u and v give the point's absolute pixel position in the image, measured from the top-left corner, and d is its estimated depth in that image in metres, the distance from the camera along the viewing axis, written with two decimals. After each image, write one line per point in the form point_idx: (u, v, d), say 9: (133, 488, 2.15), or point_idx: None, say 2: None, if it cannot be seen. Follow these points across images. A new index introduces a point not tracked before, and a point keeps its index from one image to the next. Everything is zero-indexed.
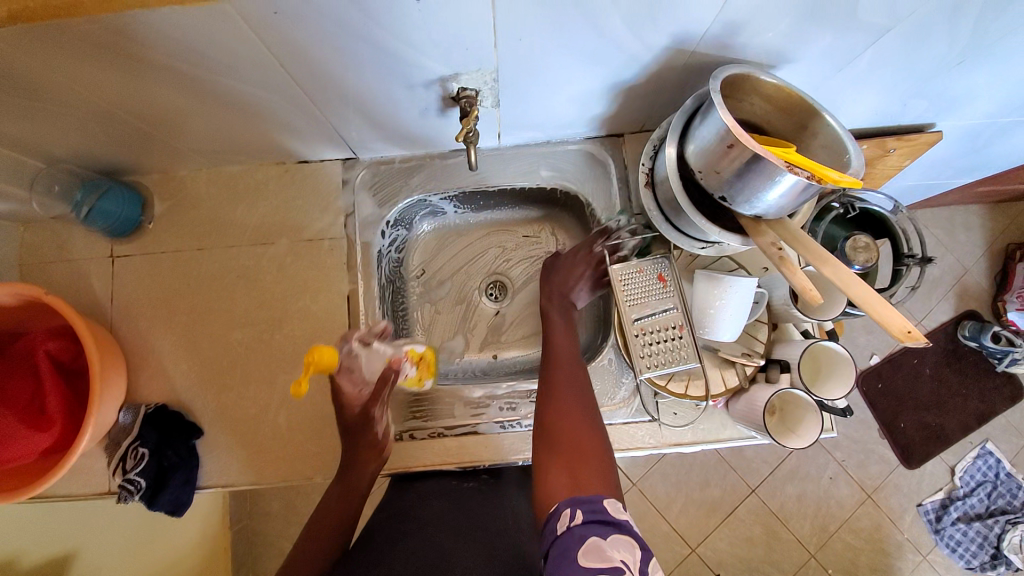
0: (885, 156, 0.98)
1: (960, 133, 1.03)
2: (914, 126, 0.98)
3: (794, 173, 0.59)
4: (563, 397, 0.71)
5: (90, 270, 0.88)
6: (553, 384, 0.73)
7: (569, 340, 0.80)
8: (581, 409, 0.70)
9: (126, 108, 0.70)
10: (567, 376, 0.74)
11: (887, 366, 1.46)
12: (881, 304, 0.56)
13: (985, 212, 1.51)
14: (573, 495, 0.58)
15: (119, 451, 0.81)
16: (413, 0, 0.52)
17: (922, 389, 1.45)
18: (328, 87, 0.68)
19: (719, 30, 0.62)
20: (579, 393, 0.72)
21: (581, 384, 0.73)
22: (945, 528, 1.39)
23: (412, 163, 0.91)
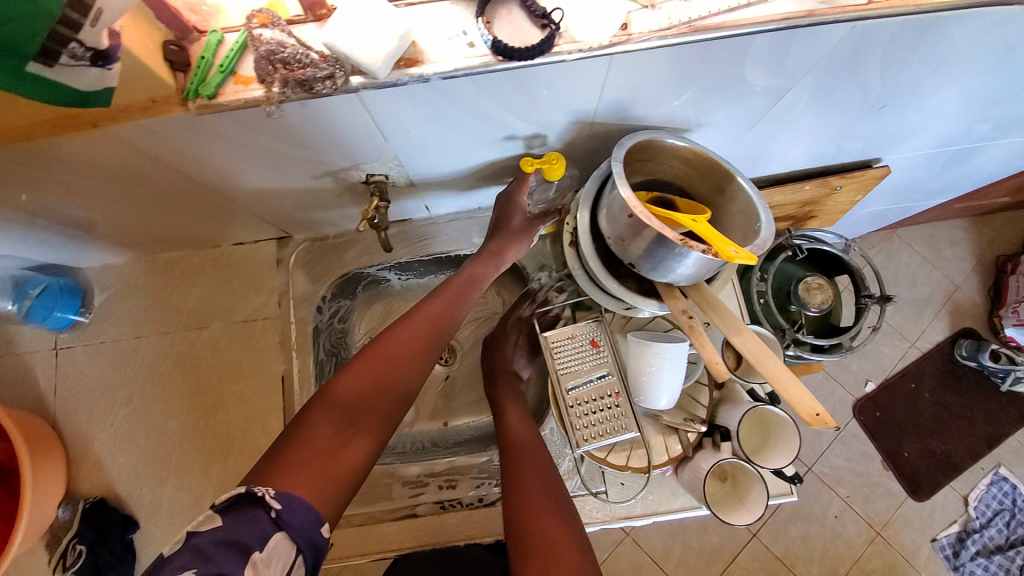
0: (831, 194, 0.93)
1: (912, 165, 0.97)
2: (859, 162, 0.92)
3: (691, 248, 0.56)
4: (529, 481, 0.67)
5: (33, 364, 0.89)
6: (515, 465, 0.70)
7: (521, 420, 0.77)
8: (547, 491, 0.67)
9: (45, 216, 0.72)
10: (527, 458, 0.71)
11: (885, 394, 1.36)
12: (791, 379, 0.59)
13: (970, 225, 1.43)
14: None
15: (60, 547, 0.81)
16: (270, 114, 0.51)
17: (922, 414, 1.36)
18: (236, 180, 0.69)
19: (608, 108, 0.62)
20: (543, 474, 0.69)
21: (545, 468, 0.70)
22: (964, 565, 1.26)
23: (345, 238, 0.92)
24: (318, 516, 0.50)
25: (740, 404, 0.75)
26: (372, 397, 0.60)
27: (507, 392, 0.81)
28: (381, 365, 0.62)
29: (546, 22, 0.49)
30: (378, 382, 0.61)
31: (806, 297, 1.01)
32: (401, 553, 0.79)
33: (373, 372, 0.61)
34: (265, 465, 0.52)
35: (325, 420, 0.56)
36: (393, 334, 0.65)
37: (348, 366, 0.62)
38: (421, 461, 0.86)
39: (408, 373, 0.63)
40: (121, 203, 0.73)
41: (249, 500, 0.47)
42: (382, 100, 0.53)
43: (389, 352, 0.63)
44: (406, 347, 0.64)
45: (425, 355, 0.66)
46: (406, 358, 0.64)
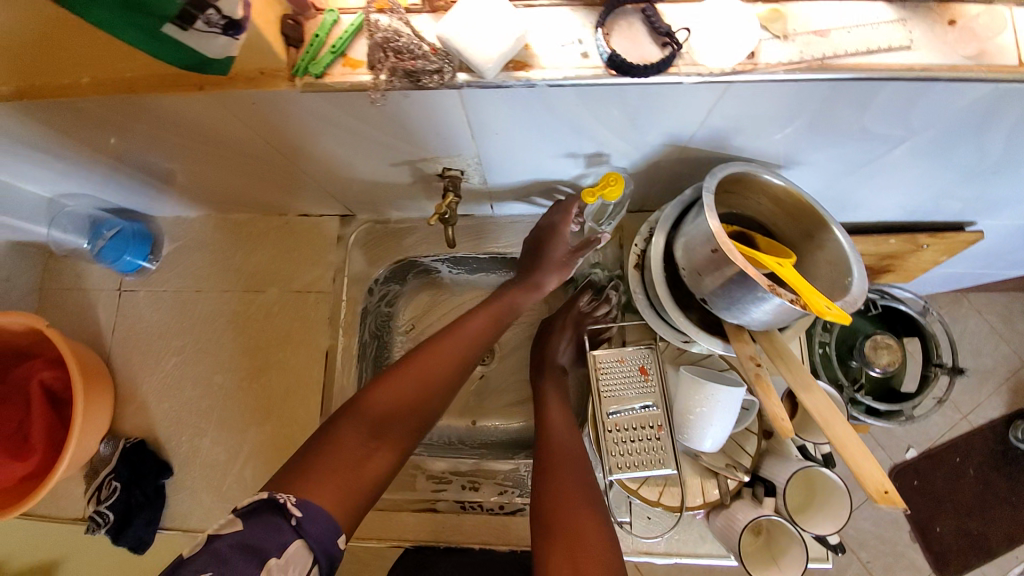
0: (918, 252, 0.87)
1: (1010, 234, 0.90)
2: (952, 224, 0.86)
3: (778, 295, 0.52)
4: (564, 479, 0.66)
5: (98, 301, 0.93)
6: (547, 464, 0.68)
7: (564, 418, 0.75)
8: (580, 489, 0.65)
9: (138, 164, 0.76)
10: (561, 457, 0.69)
11: (927, 461, 1.22)
12: (861, 450, 0.54)
13: None
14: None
15: (97, 480, 0.83)
16: (377, 103, 0.52)
17: (964, 491, 1.21)
18: (317, 156, 0.70)
19: (709, 134, 0.59)
20: (579, 474, 0.67)
21: (584, 467, 0.68)
22: None
23: (406, 224, 0.92)
24: (335, 527, 0.53)
25: (790, 460, 0.71)
26: (398, 412, 0.63)
27: (552, 390, 0.79)
28: (408, 383, 0.64)
29: (667, 40, 0.46)
30: (404, 398, 0.63)
31: (871, 355, 0.95)
32: (416, 545, 0.79)
33: (403, 388, 0.64)
34: (292, 468, 0.56)
35: (350, 430, 0.60)
36: (424, 353, 0.67)
37: (379, 378, 0.65)
38: (449, 457, 0.84)
39: (435, 393, 0.66)
40: (205, 162, 0.75)
41: (271, 506, 0.51)
42: (484, 101, 0.52)
43: (418, 370, 0.65)
44: (433, 368, 0.66)
45: (452, 377, 0.68)
46: (434, 378, 0.66)
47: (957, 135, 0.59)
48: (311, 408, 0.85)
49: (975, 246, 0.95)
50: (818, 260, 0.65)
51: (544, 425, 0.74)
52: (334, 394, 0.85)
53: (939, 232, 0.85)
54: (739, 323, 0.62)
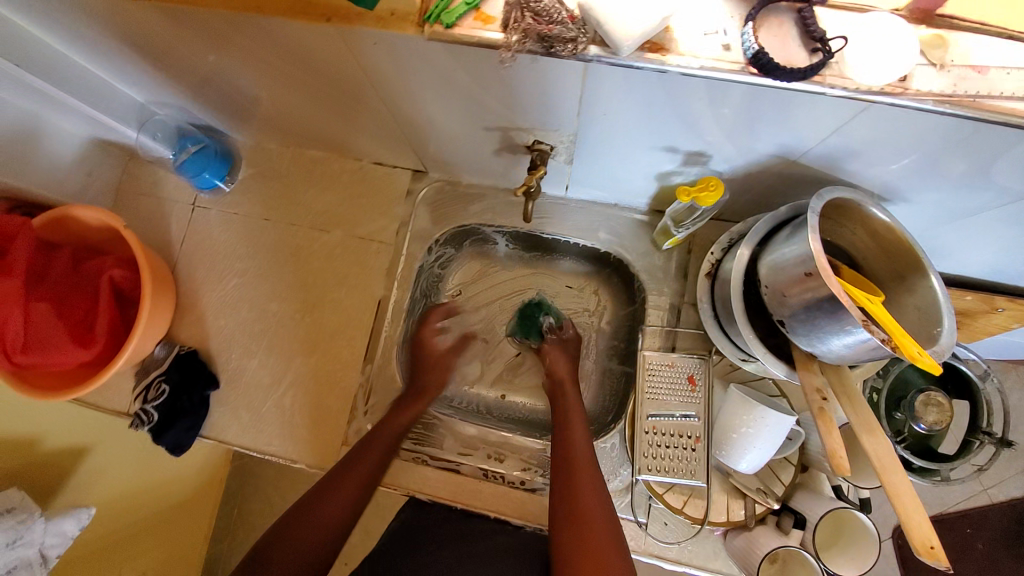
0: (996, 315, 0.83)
1: None
2: None
3: (869, 330, 0.51)
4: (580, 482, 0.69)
5: (171, 211, 0.97)
6: (565, 476, 0.70)
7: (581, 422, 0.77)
8: (597, 501, 0.67)
9: (238, 87, 0.77)
10: (579, 469, 0.70)
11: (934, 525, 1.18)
12: (916, 504, 0.53)
13: None
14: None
15: (146, 380, 0.87)
16: (503, 64, 0.51)
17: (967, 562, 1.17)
18: (411, 108, 0.70)
19: (827, 151, 0.57)
20: (595, 486, 0.69)
21: (597, 473, 0.71)
22: None
23: (476, 190, 0.92)
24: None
25: (826, 498, 0.70)
26: (324, 526, 0.66)
27: (573, 407, 0.79)
28: (335, 497, 0.69)
29: (818, 47, 0.45)
30: (325, 520, 0.67)
31: (918, 410, 0.92)
32: (433, 501, 0.81)
33: (324, 512, 0.67)
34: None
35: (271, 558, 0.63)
36: (359, 460, 0.73)
37: (303, 505, 0.68)
38: (480, 425, 0.87)
39: (348, 504, 0.69)
40: (301, 95, 0.76)
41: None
42: (606, 80, 0.51)
43: (344, 480, 0.70)
44: (364, 472, 0.72)
45: (382, 463, 0.74)
46: (360, 482, 0.71)
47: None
48: (356, 352, 0.87)
49: None
50: (904, 303, 0.63)
51: (564, 434, 0.75)
52: (380, 342, 0.87)
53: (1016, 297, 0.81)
54: (809, 352, 0.61)
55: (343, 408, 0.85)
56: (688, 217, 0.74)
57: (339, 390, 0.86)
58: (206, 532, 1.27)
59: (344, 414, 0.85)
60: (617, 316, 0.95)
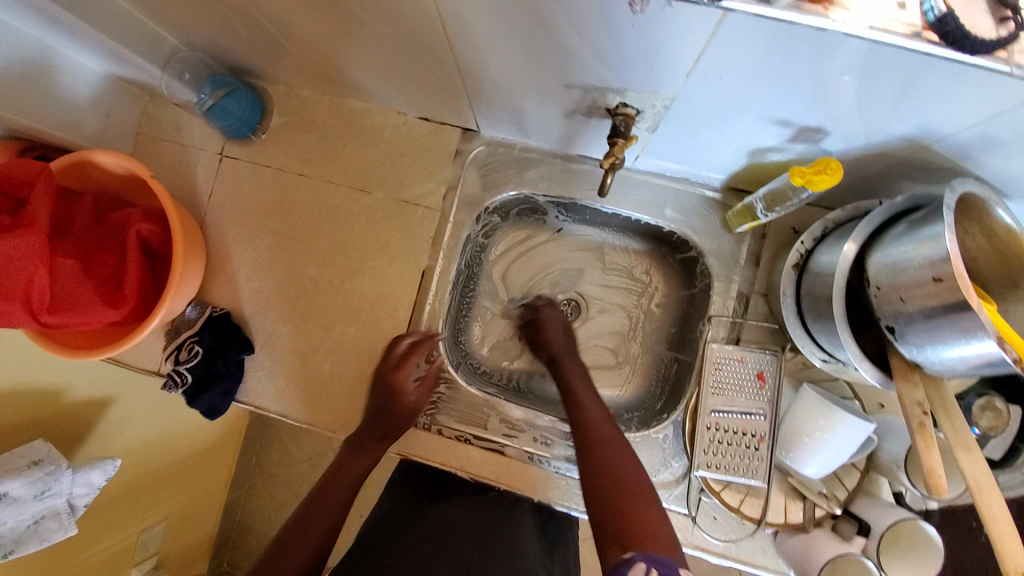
0: None
1: None
2: None
3: (1002, 348, 0.45)
4: (598, 445, 0.69)
5: (198, 159, 0.89)
6: (592, 449, 0.69)
7: (597, 405, 0.74)
8: (627, 469, 0.67)
9: (278, 23, 0.67)
10: (604, 441, 0.69)
11: None
12: (1009, 526, 0.51)
13: None
14: (649, 554, 0.56)
15: (177, 341, 0.82)
16: (630, 12, 0.43)
17: None
18: (480, 58, 0.62)
19: (972, 139, 0.49)
20: (614, 446, 0.69)
21: (613, 438, 0.70)
22: None
23: (532, 155, 0.84)
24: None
25: (889, 506, 0.66)
26: (314, 542, 0.69)
27: (576, 376, 0.78)
28: (317, 519, 0.70)
29: (1008, 15, 0.36)
30: (316, 531, 0.70)
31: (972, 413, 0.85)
32: (476, 478, 0.80)
33: (317, 519, 0.71)
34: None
35: (271, 560, 0.67)
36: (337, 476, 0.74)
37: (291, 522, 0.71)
38: (526, 407, 0.83)
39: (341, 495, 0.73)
40: (348, 37, 0.66)
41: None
42: (740, 38, 0.43)
43: (319, 502, 0.72)
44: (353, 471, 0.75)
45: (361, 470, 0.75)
46: (334, 503, 0.72)
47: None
48: (397, 324, 0.82)
49: None
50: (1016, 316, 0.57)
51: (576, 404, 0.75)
52: (423, 314, 0.82)
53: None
54: (912, 361, 0.56)
55: None
56: (779, 202, 0.66)
57: (379, 361, 0.82)
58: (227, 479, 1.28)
59: None
60: (671, 298, 0.90)
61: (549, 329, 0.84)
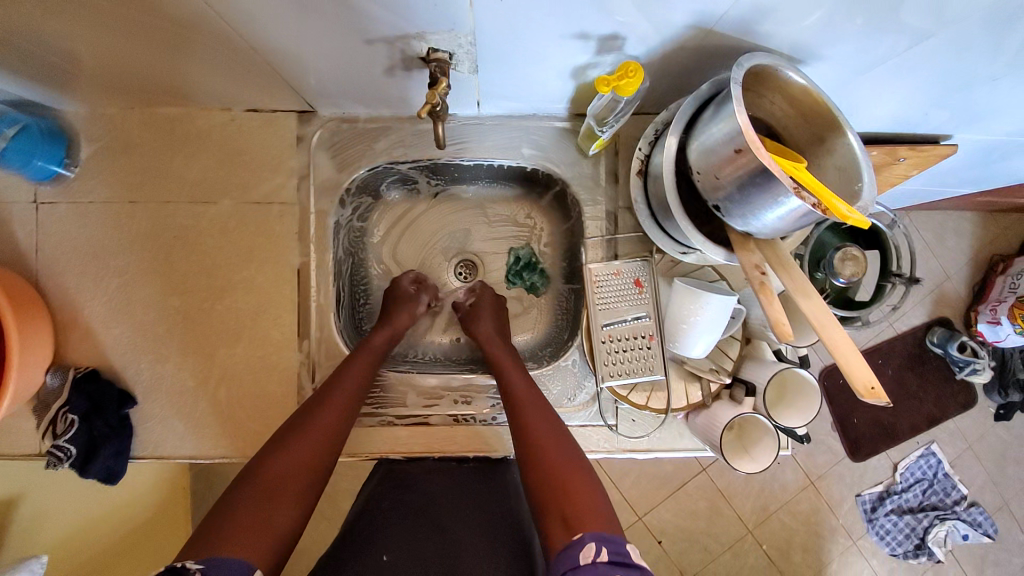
0: (894, 165, 0.81)
1: (971, 153, 0.87)
2: (928, 135, 0.81)
3: (799, 197, 0.50)
4: (543, 429, 0.69)
5: (9, 215, 0.78)
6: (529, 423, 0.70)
7: (521, 378, 0.75)
8: (564, 447, 0.67)
9: (28, 39, 0.59)
10: (537, 418, 0.70)
11: None
12: (850, 349, 0.56)
13: (979, 220, 1.37)
14: (597, 531, 0.57)
15: (48, 415, 0.75)
16: None
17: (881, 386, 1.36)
18: (269, 30, 0.58)
19: (741, 12, 0.53)
20: (556, 428, 0.69)
21: (557, 424, 0.70)
22: (877, 518, 1.36)
23: (378, 124, 0.81)
24: (248, 565, 0.54)
25: (768, 363, 0.73)
26: (298, 480, 0.63)
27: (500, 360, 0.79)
28: (307, 449, 0.65)
29: None
30: (306, 459, 0.64)
31: (835, 266, 0.94)
32: (409, 455, 0.80)
33: (308, 447, 0.65)
34: (207, 534, 0.56)
35: (248, 494, 0.59)
36: (332, 405, 0.69)
37: (276, 449, 0.64)
38: (441, 373, 0.85)
39: (332, 434, 0.68)
40: (113, 36, 0.59)
41: (172, 573, 0.50)
42: None
43: (314, 429, 0.67)
44: (348, 405, 0.71)
45: (356, 407, 0.72)
46: (326, 437, 0.67)
47: (986, 32, 0.54)
48: (286, 329, 0.79)
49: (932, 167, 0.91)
50: (826, 167, 0.63)
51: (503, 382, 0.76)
52: (311, 313, 0.80)
53: (917, 144, 0.80)
54: (746, 232, 0.61)
55: (289, 392, 0.78)
56: (611, 114, 0.68)
57: (279, 372, 0.78)
58: None
59: (292, 396, 0.78)
60: (557, 233, 0.92)
61: (480, 319, 0.85)
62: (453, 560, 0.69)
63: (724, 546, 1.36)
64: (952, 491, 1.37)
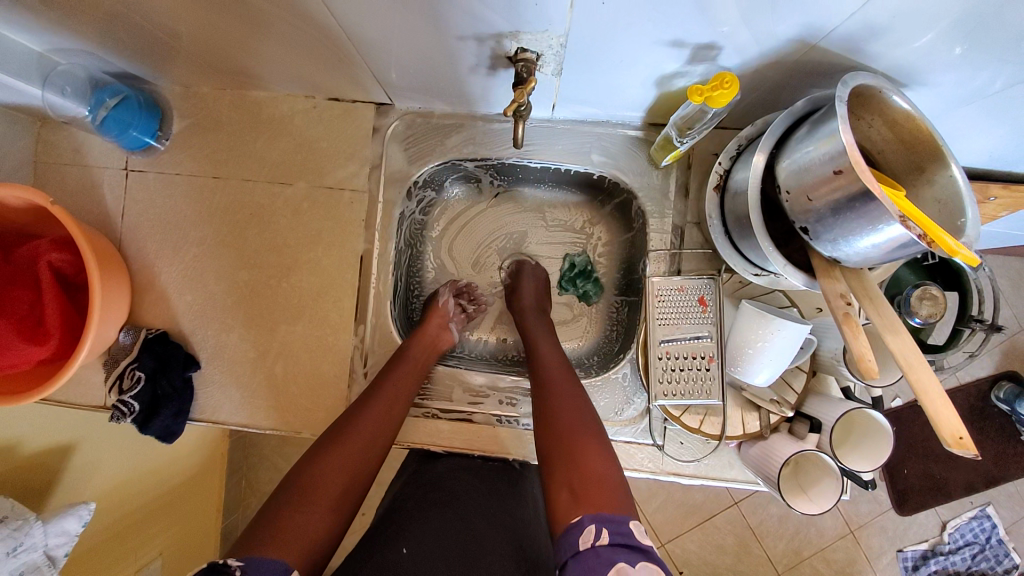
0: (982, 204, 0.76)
1: None
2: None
3: (904, 228, 0.47)
4: (560, 397, 0.68)
5: (102, 179, 0.83)
6: (552, 394, 0.69)
7: (555, 354, 0.76)
8: (581, 417, 0.65)
9: (146, 16, 0.62)
10: (557, 385, 0.70)
11: (909, 411, 1.27)
12: (941, 397, 0.52)
13: None
14: (597, 512, 0.54)
15: (117, 371, 0.79)
16: None
17: None
18: (363, 22, 0.59)
19: (854, 30, 0.50)
20: (574, 396, 0.68)
21: (578, 395, 0.68)
22: None
23: (451, 120, 0.82)
24: (284, 565, 0.54)
25: (835, 401, 0.69)
26: (341, 488, 0.63)
27: (539, 328, 0.81)
28: (345, 457, 0.65)
29: None
30: (347, 464, 0.65)
31: (911, 304, 0.88)
32: (450, 451, 0.80)
33: (347, 456, 0.65)
34: (253, 538, 0.56)
35: (288, 501, 0.60)
36: (370, 412, 0.70)
37: (319, 453, 0.65)
38: (488, 372, 0.85)
39: (373, 442, 0.68)
40: (222, 19, 0.62)
41: (214, 570, 0.51)
42: None
43: (353, 437, 0.67)
44: (386, 414, 0.71)
45: (395, 416, 0.72)
46: (364, 445, 0.67)
47: None
48: (343, 313, 0.81)
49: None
50: (923, 200, 0.59)
51: (538, 361, 0.76)
52: (369, 299, 0.81)
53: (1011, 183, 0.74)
54: (831, 259, 0.59)
55: (340, 374, 0.80)
56: (693, 125, 0.66)
57: (333, 353, 0.80)
58: (216, 506, 1.25)
59: (343, 378, 0.80)
60: (614, 244, 0.91)
61: (525, 284, 0.88)
62: (477, 555, 0.65)
63: None
64: (1005, 559, 1.26)
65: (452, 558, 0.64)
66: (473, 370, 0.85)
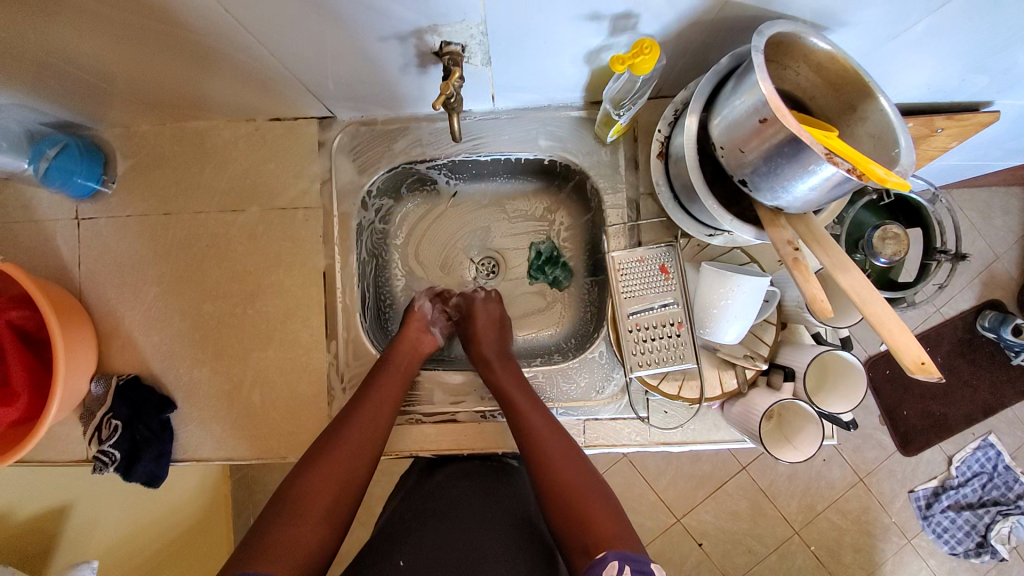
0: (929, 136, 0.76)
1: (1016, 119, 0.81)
2: (966, 103, 0.76)
3: (834, 165, 0.48)
4: (548, 449, 0.68)
5: (55, 232, 0.83)
6: (541, 447, 0.69)
7: (527, 394, 0.75)
8: (577, 470, 0.67)
9: (67, 60, 0.61)
10: (541, 433, 0.70)
11: None
12: (898, 325, 0.52)
13: None
14: (619, 549, 0.58)
15: (93, 422, 0.78)
16: None
17: None
18: (285, 37, 0.59)
19: None
20: (562, 444, 0.69)
21: (565, 442, 0.69)
22: (934, 515, 1.28)
23: (396, 125, 0.83)
24: None
25: (808, 347, 0.70)
26: (331, 499, 0.63)
27: (506, 363, 0.79)
28: (333, 469, 0.65)
29: None
30: (333, 473, 0.65)
31: (876, 245, 0.89)
32: (439, 454, 0.80)
33: (334, 467, 0.65)
34: (242, 555, 0.57)
35: (279, 515, 0.60)
36: (356, 422, 0.70)
37: (308, 464, 0.65)
38: (467, 370, 0.85)
39: (363, 449, 0.68)
40: (143, 53, 0.61)
41: None
42: None
43: (339, 446, 0.67)
44: (373, 421, 0.71)
45: (382, 421, 0.71)
46: (352, 453, 0.67)
47: None
48: (314, 331, 0.80)
49: (972, 136, 0.85)
50: (859, 137, 0.60)
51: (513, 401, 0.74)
52: (338, 313, 0.81)
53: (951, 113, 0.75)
54: (775, 208, 0.59)
55: (318, 393, 0.79)
56: (627, 95, 0.68)
57: (309, 373, 0.80)
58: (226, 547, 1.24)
59: (322, 397, 0.79)
60: (577, 226, 0.92)
61: (482, 324, 0.84)
62: (473, 561, 0.64)
63: (770, 548, 1.30)
64: (1015, 484, 1.27)
65: (449, 563, 0.64)
66: (453, 370, 0.85)
